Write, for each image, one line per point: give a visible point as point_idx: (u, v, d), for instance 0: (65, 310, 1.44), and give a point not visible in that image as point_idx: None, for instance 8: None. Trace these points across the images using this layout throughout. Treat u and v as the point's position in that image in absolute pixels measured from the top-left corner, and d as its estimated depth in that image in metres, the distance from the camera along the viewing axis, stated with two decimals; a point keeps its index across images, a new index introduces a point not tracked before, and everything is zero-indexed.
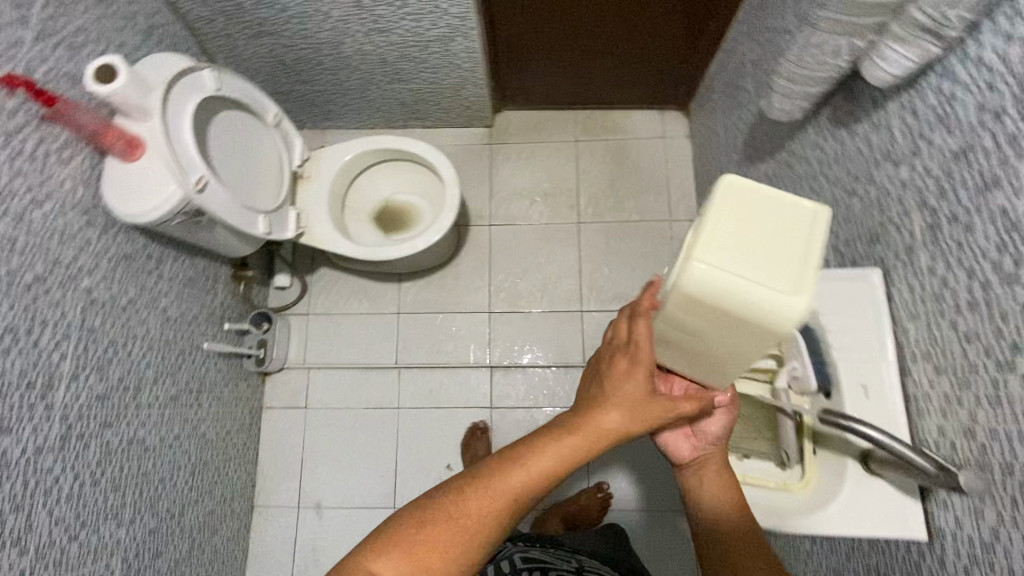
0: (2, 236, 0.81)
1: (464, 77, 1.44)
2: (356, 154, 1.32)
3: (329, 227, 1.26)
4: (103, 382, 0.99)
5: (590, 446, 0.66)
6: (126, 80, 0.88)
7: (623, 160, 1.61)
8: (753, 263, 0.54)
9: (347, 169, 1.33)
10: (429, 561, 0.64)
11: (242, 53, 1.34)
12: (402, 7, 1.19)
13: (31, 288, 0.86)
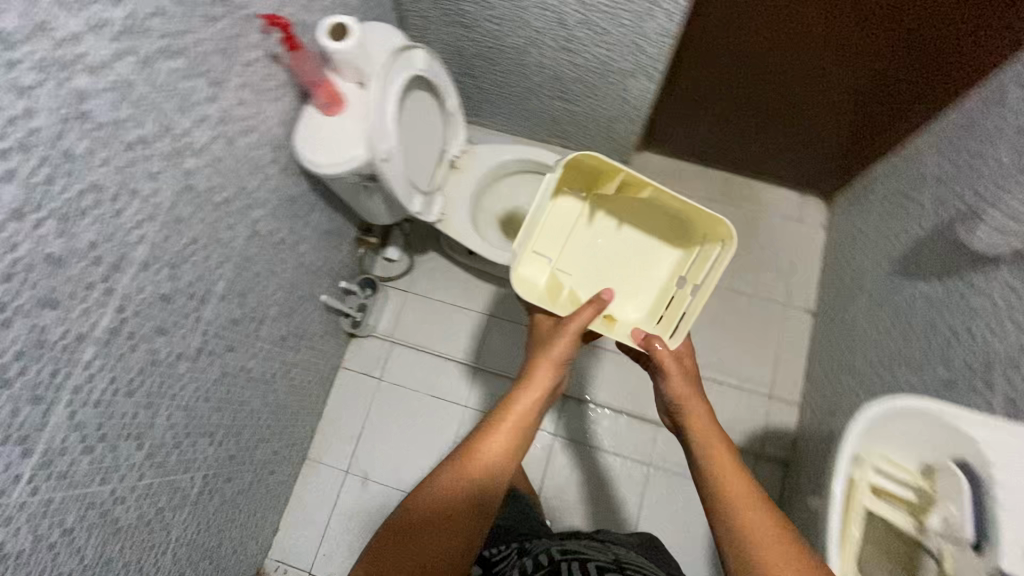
0: (214, 155, 0.86)
1: (626, 114, 1.45)
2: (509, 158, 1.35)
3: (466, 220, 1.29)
4: (240, 309, 1.04)
5: (534, 379, 0.89)
6: (353, 42, 0.93)
7: (752, 232, 1.59)
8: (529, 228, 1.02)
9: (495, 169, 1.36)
10: (434, 506, 0.75)
11: (430, 36, 1.38)
12: (602, 36, 1.20)
13: (219, 208, 0.90)
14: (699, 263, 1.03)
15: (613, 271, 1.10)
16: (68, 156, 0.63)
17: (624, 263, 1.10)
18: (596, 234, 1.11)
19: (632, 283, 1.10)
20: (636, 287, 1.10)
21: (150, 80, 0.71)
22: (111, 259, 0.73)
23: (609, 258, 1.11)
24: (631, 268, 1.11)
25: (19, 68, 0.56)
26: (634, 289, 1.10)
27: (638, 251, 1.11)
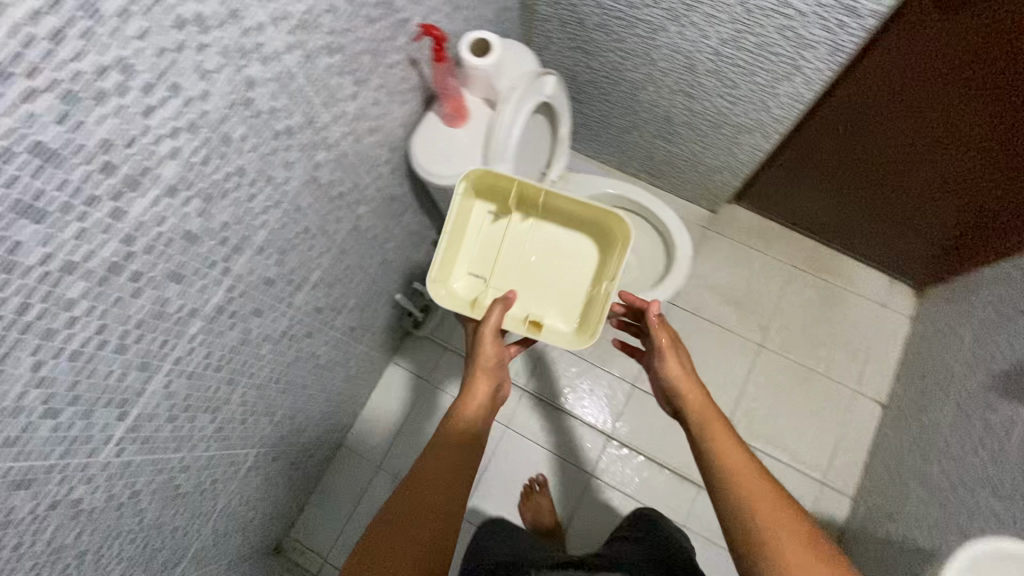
0: (340, 150, 0.86)
1: (728, 166, 1.41)
2: (605, 193, 1.33)
3: None
4: (325, 298, 1.04)
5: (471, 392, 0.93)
6: (493, 61, 0.93)
7: (833, 308, 1.52)
8: (446, 247, 0.98)
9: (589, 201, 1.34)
10: (398, 520, 0.78)
11: (547, 55, 1.37)
12: (730, 88, 1.17)
13: (333, 202, 0.91)
14: (615, 264, 1.00)
15: (537, 282, 1.04)
16: (225, 139, 0.64)
17: (550, 277, 1.04)
18: (521, 245, 1.04)
19: (559, 292, 1.04)
20: (567, 295, 1.04)
21: (309, 74, 0.71)
22: (235, 241, 0.73)
23: (533, 271, 1.04)
24: (557, 278, 1.04)
25: (207, 51, 0.56)
26: (561, 298, 1.04)
27: (561, 260, 1.05)
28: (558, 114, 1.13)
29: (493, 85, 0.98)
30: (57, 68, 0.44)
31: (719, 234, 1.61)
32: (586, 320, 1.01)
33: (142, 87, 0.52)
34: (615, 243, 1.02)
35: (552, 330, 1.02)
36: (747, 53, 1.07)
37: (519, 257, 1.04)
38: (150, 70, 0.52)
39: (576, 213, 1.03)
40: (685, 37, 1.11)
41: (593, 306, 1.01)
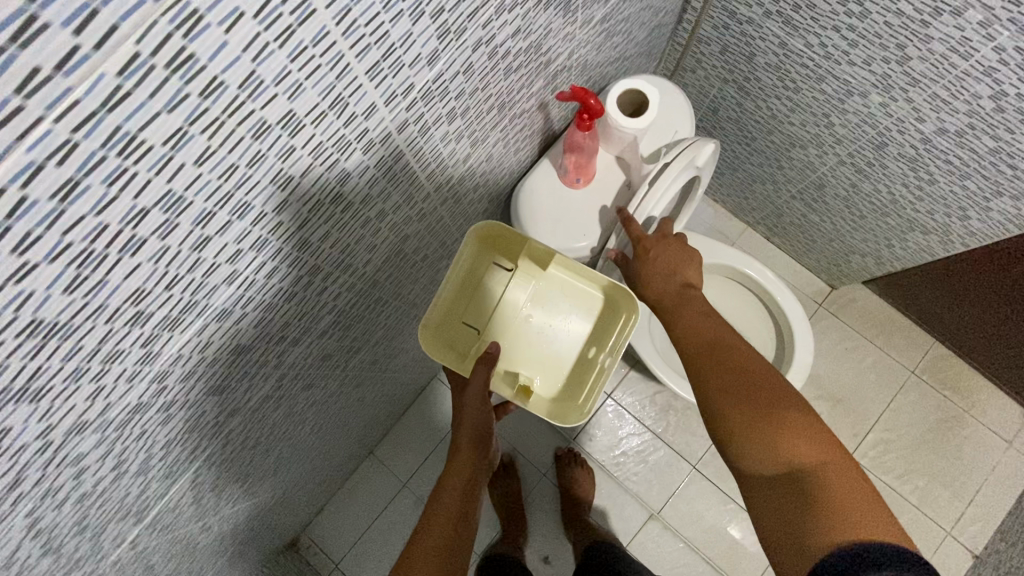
0: (435, 216, 0.69)
1: (876, 253, 1.16)
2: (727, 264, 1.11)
3: None
4: (382, 349, 0.91)
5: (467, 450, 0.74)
6: (646, 124, 0.71)
7: (947, 434, 1.33)
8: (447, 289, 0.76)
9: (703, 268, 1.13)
10: None
11: (689, 79, 1.12)
12: (921, 181, 0.92)
13: (413, 266, 0.75)
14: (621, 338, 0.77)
15: (529, 340, 0.80)
16: (302, 244, 0.47)
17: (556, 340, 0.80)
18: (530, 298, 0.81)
19: (551, 355, 0.80)
20: (560, 361, 0.80)
21: (420, 147, 0.53)
22: (294, 337, 0.59)
23: (525, 327, 0.80)
24: (553, 341, 0.80)
25: (297, 156, 0.39)
26: (553, 363, 0.80)
27: (559, 318, 0.80)
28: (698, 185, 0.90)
29: (636, 145, 0.77)
30: (70, 230, 0.28)
31: (832, 315, 1.39)
32: (579, 394, 0.79)
33: (196, 220, 0.35)
34: (621, 312, 0.79)
35: (541, 402, 0.79)
36: (969, 154, 0.82)
37: (511, 306, 0.80)
38: (211, 197, 0.35)
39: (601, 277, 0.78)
40: (887, 112, 0.86)
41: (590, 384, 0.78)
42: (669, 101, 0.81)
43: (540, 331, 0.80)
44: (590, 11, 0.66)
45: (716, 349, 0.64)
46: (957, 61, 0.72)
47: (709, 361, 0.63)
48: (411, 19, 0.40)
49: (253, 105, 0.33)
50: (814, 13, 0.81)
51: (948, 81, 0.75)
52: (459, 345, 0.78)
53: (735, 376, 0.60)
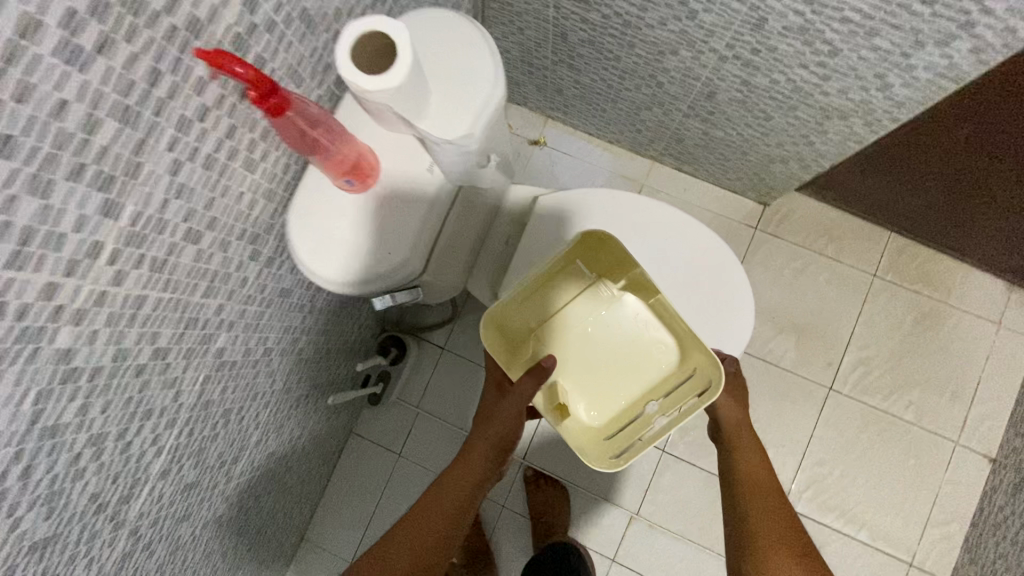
0: (122, 300, 0.45)
1: (796, 156, 0.96)
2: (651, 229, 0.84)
3: None
4: (198, 469, 0.68)
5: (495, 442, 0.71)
6: (395, 81, 0.48)
7: (929, 334, 1.15)
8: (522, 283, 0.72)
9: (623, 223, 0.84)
10: None
11: (517, 5, 0.88)
12: (821, 55, 0.70)
13: (144, 372, 0.51)
14: (679, 397, 0.70)
15: (588, 356, 0.77)
16: None
17: (616, 369, 0.76)
18: (608, 325, 0.77)
19: (608, 380, 0.76)
20: (612, 390, 0.75)
21: None
22: None
23: (591, 345, 0.77)
24: (614, 364, 0.76)
25: None
26: (604, 386, 0.76)
27: (631, 348, 0.76)
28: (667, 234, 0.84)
29: (410, 117, 0.54)
30: None
31: (771, 237, 1.19)
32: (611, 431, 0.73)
33: None
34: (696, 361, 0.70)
35: (575, 421, 0.74)
36: (867, 5, 0.60)
37: (581, 317, 0.77)
38: None
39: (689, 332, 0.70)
40: None
41: (626, 430, 0.71)
42: (470, 53, 0.58)
43: (606, 353, 0.76)
44: None
45: (775, 503, 0.68)
46: None
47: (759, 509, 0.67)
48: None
49: None
50: None
51: None
52: (518, 342, 0.76)
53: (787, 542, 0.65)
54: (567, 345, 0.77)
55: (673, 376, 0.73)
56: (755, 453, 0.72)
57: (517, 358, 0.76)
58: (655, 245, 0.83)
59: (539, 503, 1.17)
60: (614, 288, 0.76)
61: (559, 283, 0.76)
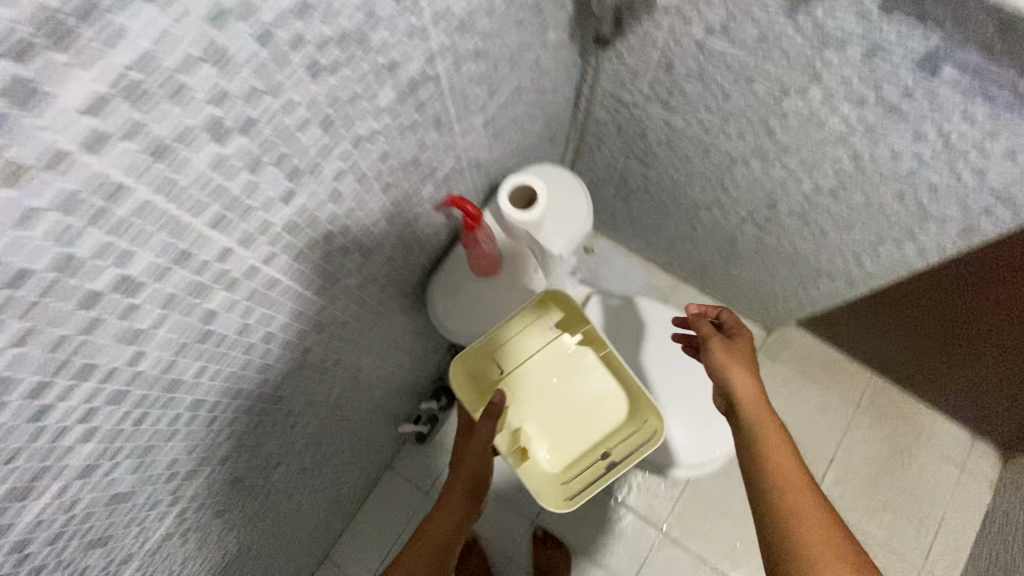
0: (337, 323, 0.69)
1: (796, 299, 1.21)
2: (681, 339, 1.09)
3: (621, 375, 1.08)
4: (311, 457, 0.90)
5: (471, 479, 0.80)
6: (532, 216, 0.76)
7: (901, 466, 1.33)
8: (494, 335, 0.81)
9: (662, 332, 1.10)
10: None
11: (596, 157, 1.19)
12: (815, 235, 0.97)
13: (325, 374, 0.75)
14: (626, 444, 0.82)
15: (545, 402, 0.85)
16: (173, 387, 0.48)
17: (570, 416, 0.85)
18: (562, 377, 0.86)
19: (561, 425, 0.85)
20: (567, 435, 0.85)
21: (301, 272, 0.55)
22: (185, 469, 0.58)
23: (547, 393, 0.86)
24: (566, 409, 0.85)
25: (143, 310, 0.40)
26: (559, 431, 0.85)
27: (582, 397, 0.86)
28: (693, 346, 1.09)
29: (533, 239, 0.81)
30: None
31: (772, 360, 1.42)
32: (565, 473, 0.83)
33: (27, 394, 0.35)
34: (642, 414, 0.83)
35: (532, 461, 0.83)
36: (845, 210, 0.87)
37: (541, 367, 0.86)
38: (49, 369, 0.36)
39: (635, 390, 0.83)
40: (767, 176, 0.92)
41: (579, 471, 0.82)
42: (576, 201, 0.86)
43: (560, 402, 0.85)
44: (467, 121, 0.70)
45: (796, 474, 0.63)
46: (813, 133, 0.78)
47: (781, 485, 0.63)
48: (238, 166, 0.40)
49: (63, 279, 0.33)
50: (685, 98, 0.88)
51: (808, 150, 0.81)
52: (482, 388, 0.85)
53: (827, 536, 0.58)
54: (526, 392, 0.86)
55: (619, 426, 0.85)
56: (771, 419, 0.69)
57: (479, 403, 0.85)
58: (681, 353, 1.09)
59: (544, 561, 1.31)
60: (569, 344, 0.86)
61: (521, 339, 0.85)
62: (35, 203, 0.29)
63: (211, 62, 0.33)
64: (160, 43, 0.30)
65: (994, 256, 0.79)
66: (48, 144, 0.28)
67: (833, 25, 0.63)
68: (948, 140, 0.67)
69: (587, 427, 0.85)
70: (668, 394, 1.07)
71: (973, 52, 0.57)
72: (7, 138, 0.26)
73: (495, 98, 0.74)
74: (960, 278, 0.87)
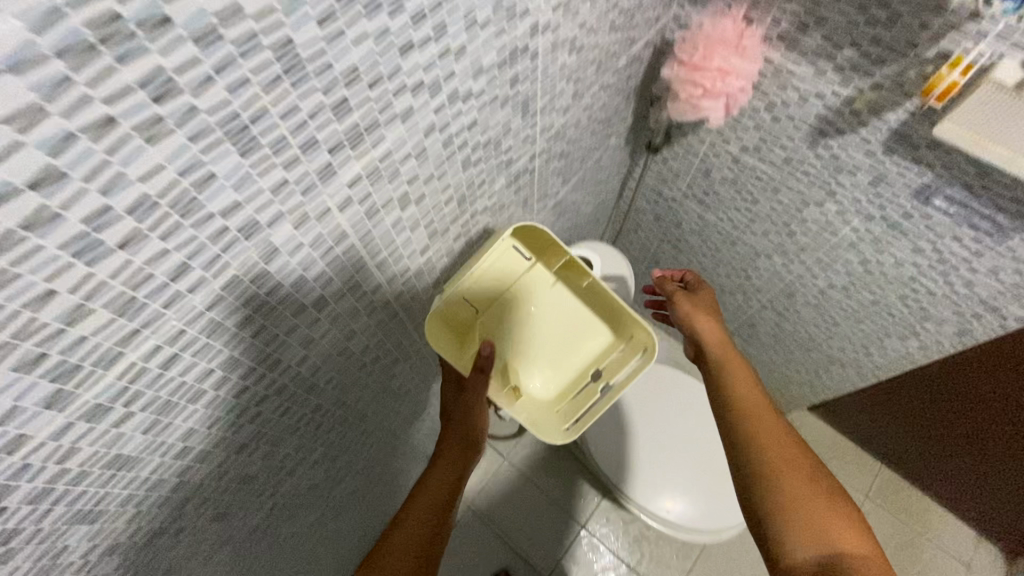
0: (417, 355, 0.81)
1: (808, 382, 1.31)
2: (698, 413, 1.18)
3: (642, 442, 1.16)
4: (362, 481, 0.98)
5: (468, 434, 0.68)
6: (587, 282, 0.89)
7: (908, 559, 1.37)
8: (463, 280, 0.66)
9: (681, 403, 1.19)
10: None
11: (632, 239, 1.35)
12: (828, 325, 1.09)
13: (396, 400, 0.86)
14: (619, 364, 0.70)
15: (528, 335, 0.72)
16: (311, 389, 0.59)
17: (557, 344, 0.73)
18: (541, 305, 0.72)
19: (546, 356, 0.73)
20: (557, 363, 0.73)
21: (409, 307, 0.68)
22: (289, 467, 0.67)
23: (527, 324, 0.72)
24: (553, 339, 0.73)
25: (320, 323, 0.52)
26: (546, 364, 0.73)
27: (563, 319, 0.72)
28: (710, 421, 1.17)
29: None
30: (175, 396, 0.42)
31: None
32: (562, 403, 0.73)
33: (244, 374, 0.48)
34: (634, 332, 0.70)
35: (526, 397, 0.73)
36: (854, 306, 1.00)
37: (517, 301, 0.71)
38: (259, 360, 0.48)
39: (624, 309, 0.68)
40: (787, 270, 1.06)
41: (574, 398, 0.72)
42: (621, 271, 0.99)
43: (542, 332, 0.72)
44: (542, 203, 0.86)
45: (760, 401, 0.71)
46: (829, 237, 0.93)
47: (751, 409, 0.70)
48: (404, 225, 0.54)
49: (293, 293, 0.46)
50: (718, 199, 1.04)
51: (823, 252, 0.96)
52: (458, 339, 0.70)
53: (789, 452, 0.66)
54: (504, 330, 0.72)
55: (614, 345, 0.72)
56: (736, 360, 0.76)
57: (464, 355, 0.71)
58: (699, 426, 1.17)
59: None
60: (549, 272, 0.70)
61: (492, 274, 0.69)
62: (302, 240, 0.43)
63: (415, 156, 0.49)
64: (394, 146, 0.45)
65: (983, 357, 0.91)
66: (323, 203, 0.42)
67: (846, 157, 0.79)
68: (942, 254, 0.80)
69: (578, 353, 0.72)
70: (687, 459, 1.15)
71: (959, 189, 0.72)
72: (308, 200, 0.41)
73: (564, 187, 0.90)
74: (953, 372, 0.98)
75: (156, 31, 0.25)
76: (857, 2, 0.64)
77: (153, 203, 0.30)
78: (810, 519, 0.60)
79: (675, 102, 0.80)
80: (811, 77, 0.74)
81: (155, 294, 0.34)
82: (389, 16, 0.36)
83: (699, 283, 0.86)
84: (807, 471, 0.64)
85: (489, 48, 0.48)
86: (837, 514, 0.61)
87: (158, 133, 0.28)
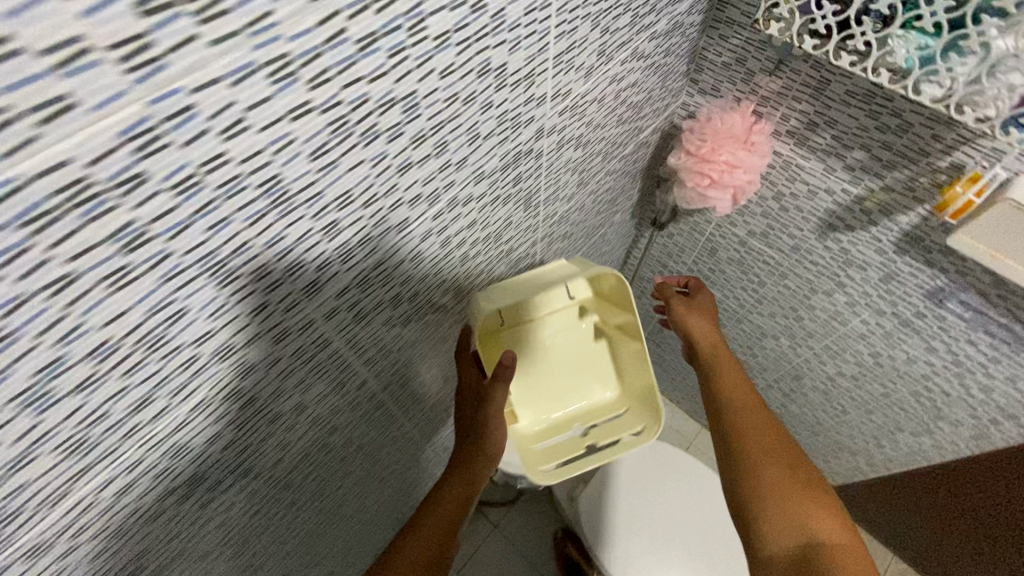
0: (403, 437, 0.78)
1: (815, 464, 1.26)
2: (704, 505, 1.12)
3: (635, 516, 1.10)
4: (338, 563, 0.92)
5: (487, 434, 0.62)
6: None
7: None
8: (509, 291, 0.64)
9: (689, 489, 1.13)
10: None
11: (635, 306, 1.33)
12: (837, 412, 1.05)
13: (378, 482, 0.81)
14: (613, 431, 0.69)
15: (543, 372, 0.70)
16: (285, 488, 0.56)
17: (561, 390, 0.71)
18: (567, 348, 0.70)
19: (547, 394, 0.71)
20: (554, 407, 0.71)
21: (396, 394, 0.65)
22: (258, 563, 0.63)
23: (553, 355, 0.70)
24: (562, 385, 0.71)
25: (297, 425, 0.49)
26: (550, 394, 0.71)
27: (587, 361, 0.71)
28: (714, 517, 1.10)
29: None
30: (129, 521, 0.38)
31: None
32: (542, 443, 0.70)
33: (210, 488, 0.44)
34: (639, 409, 0.69)
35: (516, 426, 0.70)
36: (865, 396, 0.96)
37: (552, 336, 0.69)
38: (226, 471, 0.45)
39: (644, 385, 0.68)
40: (794, 353, 1.02)
41: (552, 443, 0.70)
42: None
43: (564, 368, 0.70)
44: None
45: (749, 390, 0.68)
46: (838, 326, 0.90)
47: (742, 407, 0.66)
48: (392, 323, 0.52)
49: (269, 403, 0.43)
50: (722, 278, 1.02)
51: (832, 340, 0.93)
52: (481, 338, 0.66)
53: (770, 440, 0.63)
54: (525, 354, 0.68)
55: (611, 414, 0.71)
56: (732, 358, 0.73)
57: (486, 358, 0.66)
58: (700, 516, 1.10)
59: None
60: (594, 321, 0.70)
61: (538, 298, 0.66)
62: (282, 353, 0.41)
63: (408, 260, 0.47)
64: (388, 254, 0.44)
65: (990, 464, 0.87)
66: (306, 317, 0.40)
67: (854, 251, 0.77)
68: (956, 355, 0.77)
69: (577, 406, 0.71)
70: (676, 549, 1.07)
71: (973, 296, 0.69)
72: (290, 316, 0.39)
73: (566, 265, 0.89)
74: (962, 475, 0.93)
75: (128, 190, 0.24)
76: (867, 109, 0.63)
77: (112, 344, 0.28)
78: (786, 515, 0.57)
79: (682, 188, 0.79)
80: (819, 173, 0.73)
81: (110, 432, 0.32)
82: (385, 140, 0.35)
83: (700, 288, 0.82)
84: (787, 458, 0.62)
85: (490, 155, 0.47)
86: (816, 510, 0.57)
87: (123, 279, 0.27)
